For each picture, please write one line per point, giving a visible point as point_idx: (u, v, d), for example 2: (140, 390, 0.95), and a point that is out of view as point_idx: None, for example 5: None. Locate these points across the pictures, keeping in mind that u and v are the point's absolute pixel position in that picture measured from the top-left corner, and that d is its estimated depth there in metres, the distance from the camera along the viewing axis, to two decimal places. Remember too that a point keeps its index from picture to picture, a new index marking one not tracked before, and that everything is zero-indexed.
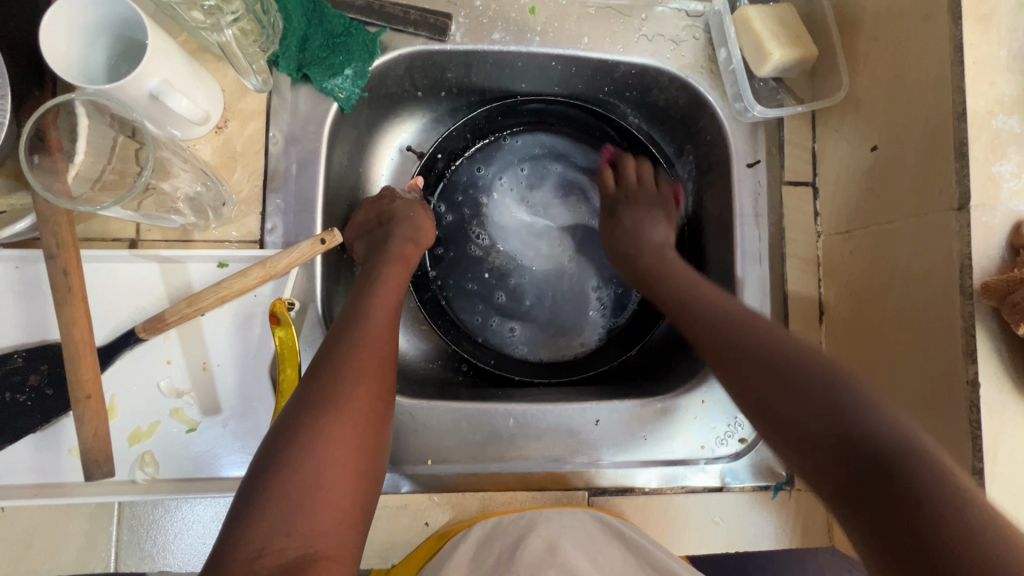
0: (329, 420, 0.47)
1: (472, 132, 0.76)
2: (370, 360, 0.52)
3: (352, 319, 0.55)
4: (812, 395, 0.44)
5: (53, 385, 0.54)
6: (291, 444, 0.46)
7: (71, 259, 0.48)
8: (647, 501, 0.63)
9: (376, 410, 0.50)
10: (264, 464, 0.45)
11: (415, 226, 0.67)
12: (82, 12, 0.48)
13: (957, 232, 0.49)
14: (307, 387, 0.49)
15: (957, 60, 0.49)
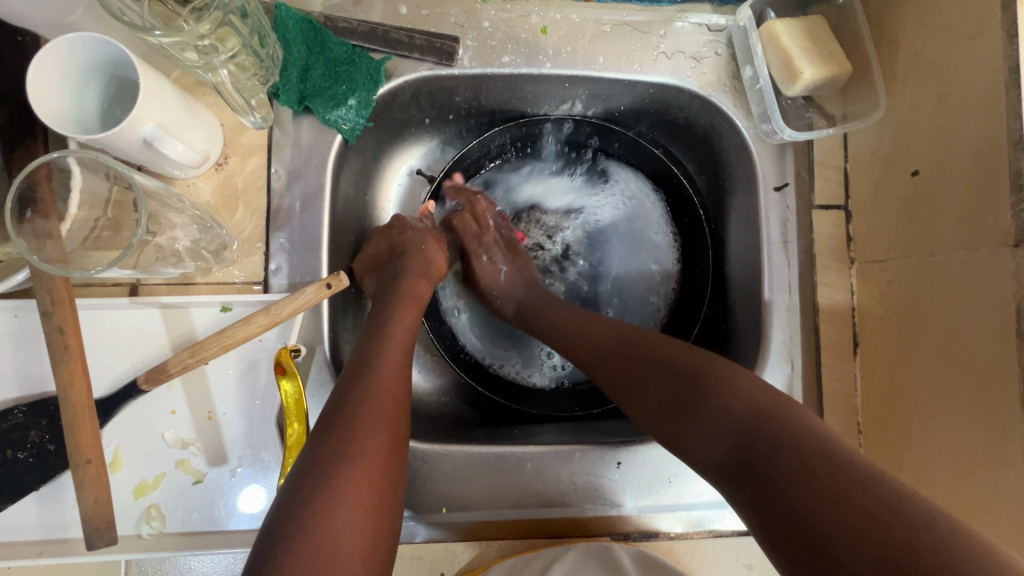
0: (345, 475, 0.44)
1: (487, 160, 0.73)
2: (383, 407, 0.49)
3: (368, 362, 0.52)
4: (741, 437, 0.42)
5: (55, 440, 0.52)
6: (305, 504, 0.43)
7: (67, 316, 0.46)
8: (673, 546, 0.60)
9: (392, 463, 0.48)
10: (277, 524, 0.43)
11: (421, 257, 0.64)
12: (71, 56, 0.45)
13: (1012, 271, 0.46)
14: (319, 438, 0.46)
15: (1013, 83, 0.45)
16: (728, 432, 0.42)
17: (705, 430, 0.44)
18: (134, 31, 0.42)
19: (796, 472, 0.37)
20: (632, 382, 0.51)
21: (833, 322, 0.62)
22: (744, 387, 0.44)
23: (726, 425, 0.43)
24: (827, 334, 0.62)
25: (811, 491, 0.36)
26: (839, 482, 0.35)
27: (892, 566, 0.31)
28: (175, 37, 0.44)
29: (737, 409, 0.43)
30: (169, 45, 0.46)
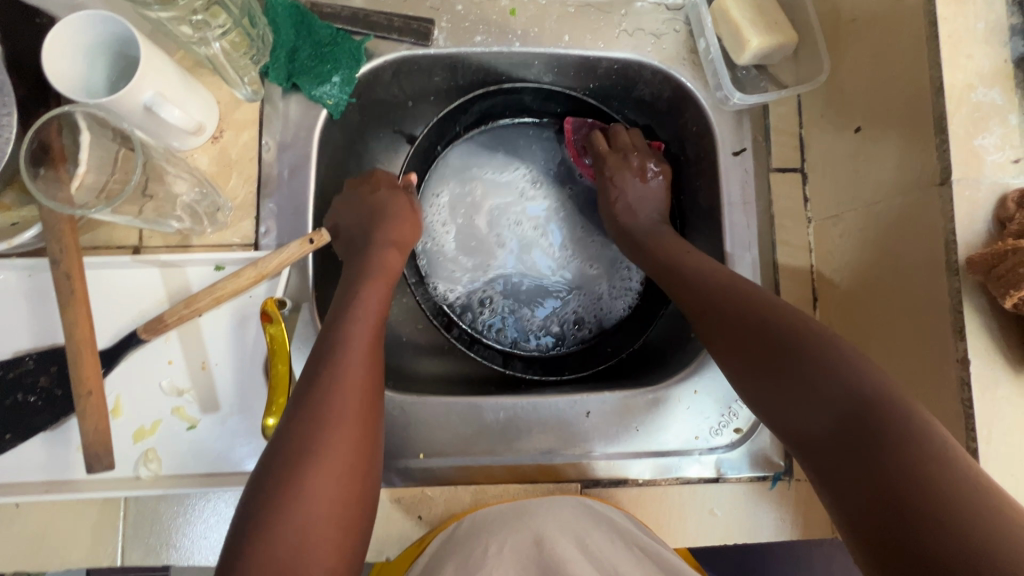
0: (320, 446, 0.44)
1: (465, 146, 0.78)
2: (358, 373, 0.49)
3: (339, 321, 0.52)
4: (847, 418, 0.41)
5: (62, 385, 0.56)
6: (284, 457, 0.44)
7: (73, 264, 0.51)
8: (641, 492, 0.63)
9: (367, 420, 0.48)
10: (258, 484, 0.43)
11: (387, 212, 0.64)
12: (89, 29, 0.51)
13: (941, 208, 0.49)
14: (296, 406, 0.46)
15: (932, 35, 0.49)
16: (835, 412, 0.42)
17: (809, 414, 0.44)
18: (136, 5, 0.49)
19: (882, 468, 0.37)
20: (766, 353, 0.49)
21: (792, 278, 0.66)
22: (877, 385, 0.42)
23: (845, 407, 0.42)
24: (787, 288, 0.65)
25: (898, 488, 0.36)
26: (916, 477, 0.36)
27: (926, 548, 0.33)
28: (172, 11, 0.51)
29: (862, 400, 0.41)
30: (168, 20, 0.52)
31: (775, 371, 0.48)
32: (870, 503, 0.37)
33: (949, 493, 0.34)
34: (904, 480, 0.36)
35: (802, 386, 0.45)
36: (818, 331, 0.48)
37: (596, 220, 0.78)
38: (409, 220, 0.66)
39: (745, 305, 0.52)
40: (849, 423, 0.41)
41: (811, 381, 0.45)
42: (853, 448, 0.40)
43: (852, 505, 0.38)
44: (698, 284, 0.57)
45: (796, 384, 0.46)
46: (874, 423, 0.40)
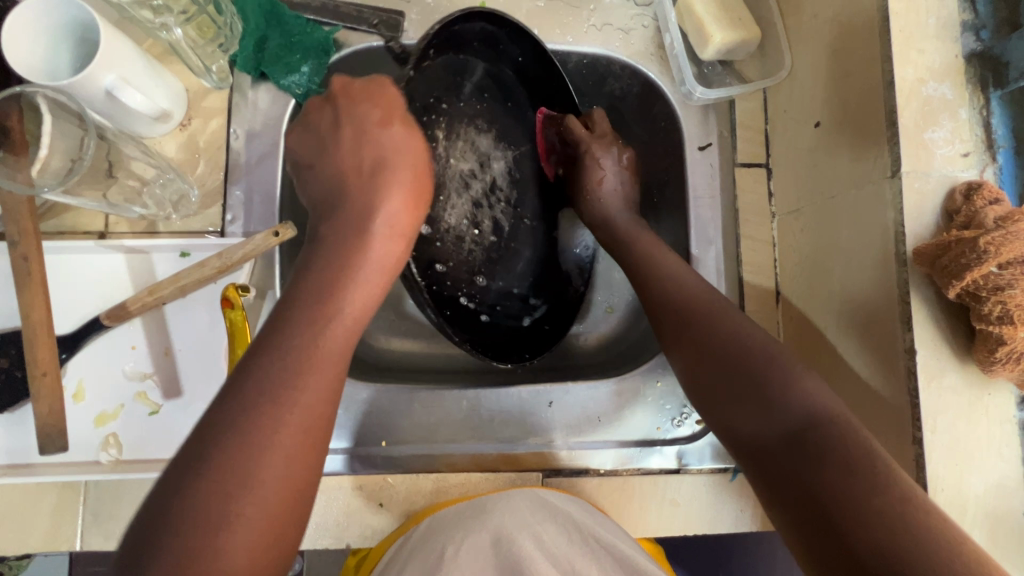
0: (266, 443, 0.38)
1: (439, 85, 0.61)
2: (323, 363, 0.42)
3: (326, 274, 0.47)
4: (797, 435, 0.43)
5: (23, 368, 0.56)
6: (238, 418, 0.39)
7: (31, 246, 0.51)
8: (600, 483, 0.62)
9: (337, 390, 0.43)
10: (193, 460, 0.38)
11: (388, 146, 0.52)
12: (58, 13, 0.52)
13: (891, 200, 0.49)
14: (243, 385, 0.40)
15: (884, 29, 0.50)
16: (791, 428, 0.43)
17: (765, 424, 0.45)
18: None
19: (831, 486, 0.39)
20: (717, 359, 0.50)
21: (756, 272, 0.66)
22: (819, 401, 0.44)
23: (795, 422, 0.43)
24: (750, 283, 0.66)
25: (843, 505, 0.37)
26: (864, 500, 0.37)
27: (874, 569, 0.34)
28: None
29: (809, 417, 0.43)
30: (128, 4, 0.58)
31: (734, 375, 0.48)
32: (822, 522, 0.38)
33: (890, 520, 0.35)
34: (853, 496, 0.37)
35: (756, 403, 0.46)
36: (766, 343, 0.49)
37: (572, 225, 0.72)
38: (412, 161, 0.53)
39: (704, 310, 0.53)
40: (802, 440, 0.42)
41: (765, 396, 0.46)
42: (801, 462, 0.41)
43: (805, 522, 0.39)
44: (665, 278, 0.57)
45: (751, 398, 0.47)
46: (822, 439, 0.41)
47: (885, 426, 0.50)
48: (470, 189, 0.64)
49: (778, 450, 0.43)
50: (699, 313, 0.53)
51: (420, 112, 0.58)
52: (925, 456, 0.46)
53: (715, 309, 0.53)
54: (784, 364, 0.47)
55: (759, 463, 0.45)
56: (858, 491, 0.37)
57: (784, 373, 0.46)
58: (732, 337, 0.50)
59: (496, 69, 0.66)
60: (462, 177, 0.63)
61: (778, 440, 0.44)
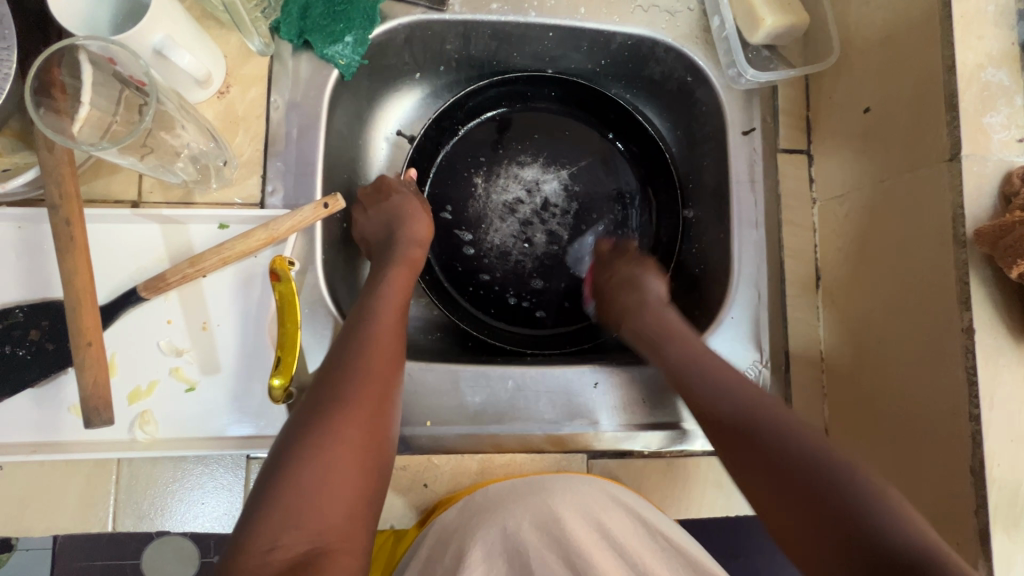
0: (337, 420, 0.47)
1: (482, 137, 0.78)
2: (376, 363, 0.51)
3: (367, 308, 0.56)
4: (843, 527, 0.44)
5: (55, 340, 0.54)
6: (303, 436, 0.46)
7: (73, 211, 0.48)
8: (646, 463, 0.62)
9: (385, 403, 0.50)
10: (279, 448, 0.46)
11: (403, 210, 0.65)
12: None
13: (949, 183, 0.50)
14: (315, 392, 0.49)
15: (946, 15, 0.51)
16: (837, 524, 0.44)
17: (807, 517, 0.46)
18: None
19: None
20: (756, 458, 0.51)
21: (797, 256, 0.67)
22: (865, 485, 0.45)
23: (844, 517, 0.44)
24: (791, 267, 0.67)
25: None
26: None
27: None
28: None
29: (863, 509, 0.44)
30: None
31: (773, 466, 0.49)
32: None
33: None
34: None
35: (801, 489, 0.47)
36: (806, 433, 0.50)
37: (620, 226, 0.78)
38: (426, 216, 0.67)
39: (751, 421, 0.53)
40: (849, 537, 0.43)
41: (809, 487, 0.47)
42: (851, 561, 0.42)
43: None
44: (708, 374, 0.58)
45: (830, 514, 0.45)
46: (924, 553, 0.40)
47: (937, 405, 0.51)
48: (519, 212, 0.76)
49: (828, 551, 0.44)
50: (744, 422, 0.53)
51: (466, 158, 0.77)
52: (983, 432, 0.47)
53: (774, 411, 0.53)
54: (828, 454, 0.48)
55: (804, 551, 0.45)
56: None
57: (829, 468, 0.47)
58: (770, 433, 0.51)
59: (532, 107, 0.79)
60: (507, 204, 0.76)
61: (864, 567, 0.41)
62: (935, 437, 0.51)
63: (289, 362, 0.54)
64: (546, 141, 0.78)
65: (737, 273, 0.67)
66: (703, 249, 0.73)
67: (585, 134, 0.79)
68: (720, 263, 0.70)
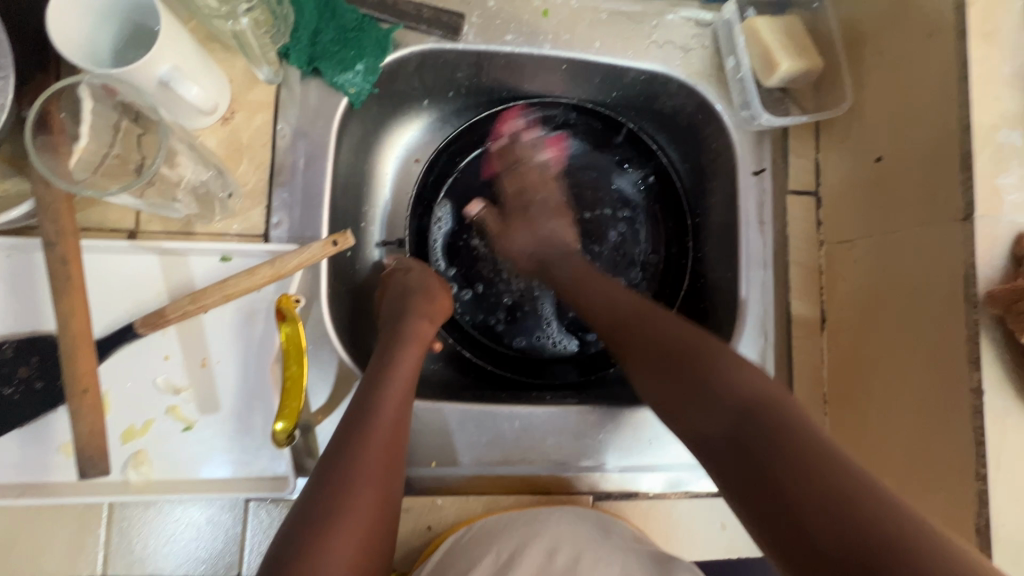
0: (338, 526, 0.43)
1: (465, 180, 0.77)
2: (379, 452, 0.48)
3: (373, 385, 0.53)
4: (741, 421, 0.44)
5: (44, 378, 0.51)
6: (300, 543, 0.42)
7: (70, 247, 0.46)
8: (652, 505, 0.62)
9: (388, 502, 0.47)
10: (278, 555, 0.43)
11: (412, 284, 0.64)
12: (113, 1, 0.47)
13: (962, 242, 0.50)
14: (316, 488, 0.46)
15: (963, 75, 0.51)
16: (737, 416, 0.45)
17: (717, 410, 0.46)
18: None
19: (791, 472, 0.40)
20: (652, 362, 0.53)
21: (803, 298, 0.67)
22: (755, 380, 0.47)
23: (733, 409, 0.46)
24: (797, 309, 0.67)
25: (813, 502, 0.38)
26: (828, 486, 0.38)
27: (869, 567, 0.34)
28: None
29: (745, 401, 0.46)
30: None
31: (672, 361, 0.52)
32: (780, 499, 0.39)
33: (873, 518, 0.36)
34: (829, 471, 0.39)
35: (693, 394, 0.48)
36: (692, 341, 0.52)
37: (632, 241, 0.78)
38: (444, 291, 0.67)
39: (637, 324, 0.57)
40: (748, 428, 0.44)
41: (706, 389, 0.48)
42: (743, 449, 0.43)
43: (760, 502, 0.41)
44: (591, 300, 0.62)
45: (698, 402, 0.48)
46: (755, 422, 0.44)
47: (943, 460, 0.51)
48: None
49: (727, 450, 0.44)
50: (631, 321, 0.57)
51: (458, 199, 0.76)
52: (989, 492, 0.48)
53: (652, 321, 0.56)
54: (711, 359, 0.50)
55: (712, 454, 0.46)
56: (832, 478, 0.38)
57: (716, 359, 0.50)
58: (671, 334, 0.54)
59: (511, 140, 0.77)
60: None
61: (717, 417, 0.46)
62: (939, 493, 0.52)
63: (293, 408, 0.53)
64: (533, 169, 0.78)
65: (744, 314, 0.67)
66: (709, 285, 0.74)
67: (570, 151, 0.78)
68: (726, 301, 0.70)
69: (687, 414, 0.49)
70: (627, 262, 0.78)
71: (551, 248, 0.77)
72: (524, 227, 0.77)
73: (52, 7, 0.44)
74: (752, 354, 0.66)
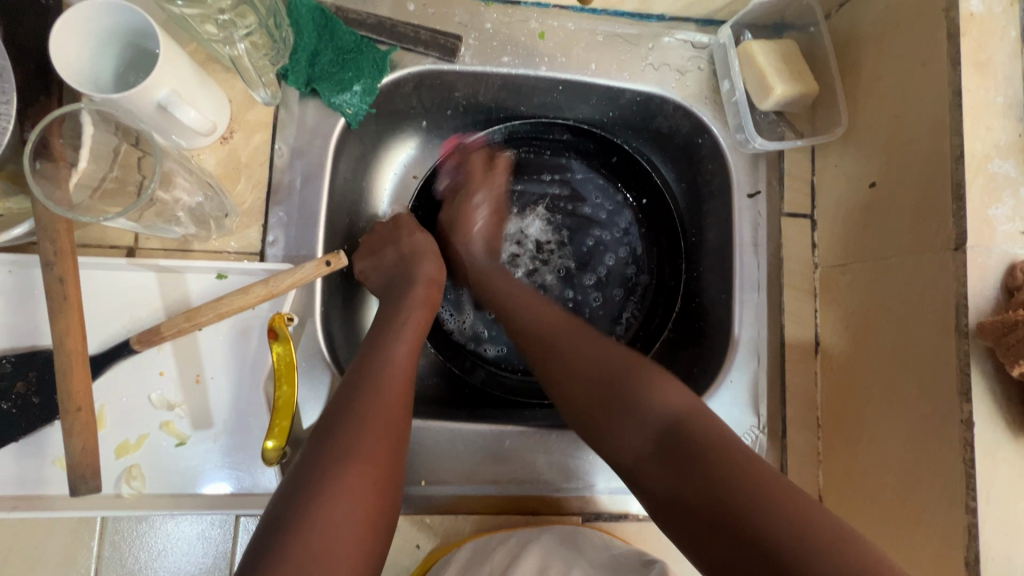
0: (350, 461, 0.45)
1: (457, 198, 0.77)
2: (389, 402, 0.50)
3: (383, 344, 0.55)
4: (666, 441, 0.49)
5: (41, 393, 0.52)
6: (311, 477, 0.44)
7: (68, 267, 0.47)
8: (641, 528, 0.62)
9: (397, 453, 0.49)
10: (291, 487, 0.44)
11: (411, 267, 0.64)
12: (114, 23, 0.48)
13: (953, 272, 0.50)
14: (327, 428, 0.48)
15: (956, 104, 0.51)
16: (665, 432, 0.50)
17: (646, 430, 0.51)
18: None
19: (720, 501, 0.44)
20: (584, 378, 0.56)
21: (798, 322, 0.66)
22: (670, 397, 0.52)
23: (657, 424, 0.50)
24: (792, 333, 0.66)
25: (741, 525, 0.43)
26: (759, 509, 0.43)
27: None
28: (196, 8, 0.49)
29: (671, 415, 0.50)
30: (190, 17, 0.50)
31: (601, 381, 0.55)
32: (694, 519, 0.45)
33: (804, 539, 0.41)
34: (742, 505, 0.43)
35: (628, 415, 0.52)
36: (619, 361, 0.56)
37: (625, 258, 0.79)
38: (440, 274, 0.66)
39: (548, 344, 0.60)
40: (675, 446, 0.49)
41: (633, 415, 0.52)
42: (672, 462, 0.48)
43: (675, 517, 0.47)
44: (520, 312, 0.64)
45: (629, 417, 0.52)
46: (689, 436, 0.49)
47: (933, 491, 0.51)
48: (517, 264, 0.77)
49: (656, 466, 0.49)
50: (547, 336, 0.60)
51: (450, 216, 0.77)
52: (978, 525, 0.47)
53: (574, 342, 0.59)
54: (638, 375, 0.54)
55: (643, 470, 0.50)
56: (750, 502, 0.43)
57: (646, 373, 0.54)
58: (585, 350, 0.58)
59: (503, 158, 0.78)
60: (505, 259, 0.77)
61: (641, 430, 0.51)
62: (929, 524, 0.51)
63: (283, 427, 0.54)
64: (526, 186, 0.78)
65: (738, 336, 0.67)
66: (704, 305, 0.74)
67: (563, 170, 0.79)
68: (721, 321, 0.70)
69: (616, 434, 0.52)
70: (616, 280, 0.78)
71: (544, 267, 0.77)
72: (516, 243, 0.77)
73: (54, 31, 0.45)
74: (745, 375, 0.66)
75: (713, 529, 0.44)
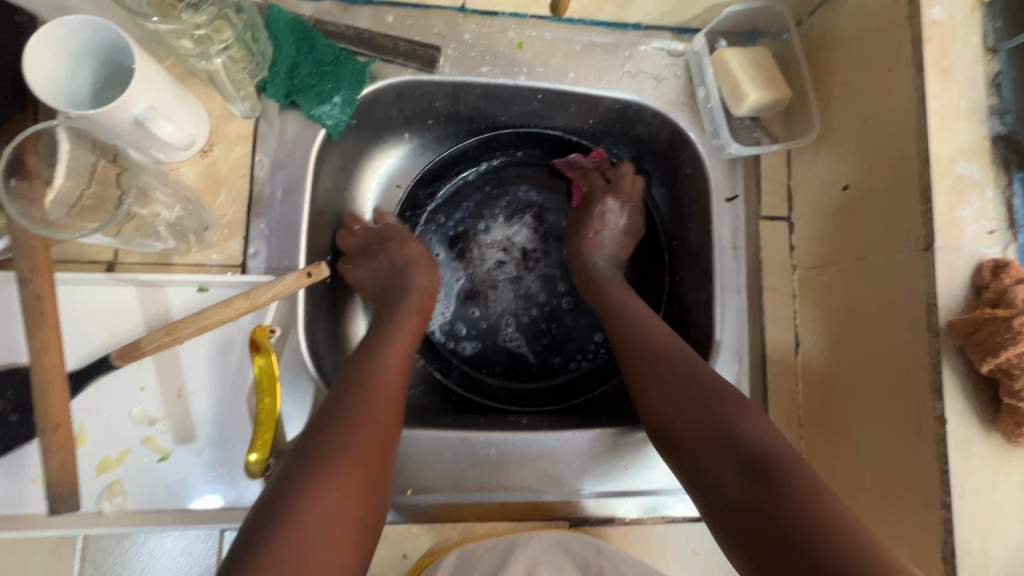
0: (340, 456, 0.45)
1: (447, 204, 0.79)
2: (383, 401, 0.51)
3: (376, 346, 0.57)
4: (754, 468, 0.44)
5: (18, 412, 0.52)
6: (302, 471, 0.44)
7: (45, 284, 0.47)
8: (627, 531, 0.63)
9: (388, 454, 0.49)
10: (282, 482, 0.44)
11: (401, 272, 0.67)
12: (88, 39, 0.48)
13: (924, 272, 0.51)
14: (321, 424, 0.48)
15: (922, 109, 0.52)
16: (750, 462, 0.45)
17: (729, 455, 0.46)
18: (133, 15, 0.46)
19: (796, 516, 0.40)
20: (672, 397, 0.52)
21: (777, 322, 0.68)
22: (760, 424, 0.47)
23: (747, 455, 0.45)
24: (771, 334, 0.67)
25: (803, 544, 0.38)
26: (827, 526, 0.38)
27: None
28: (172, 24, 0.48)
29: (772, 450, 0.45)
30: (166, 32, 0.49)
31: (696, 400, 0.51)
32: (756, 541, 0.41)
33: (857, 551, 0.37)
34: (807, 519, 0.39)
35: (712, 431, 0.48)
36: (721, 383, 0.52)
37: None
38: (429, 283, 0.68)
39: (650, 357, 0.56)
40: (758, 477, 0.43)
41: (720, 429, 0.48)
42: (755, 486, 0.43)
43: (733, 524, 0.43)
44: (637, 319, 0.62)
45: (714, 438, 0.48)
46: (776, 469, 0.43)
47: (909, 487, 0.52)
48: (502, 270, 0.78)
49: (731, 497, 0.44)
50: (649, 352, 0.57)
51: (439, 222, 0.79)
52: (953, 520, 0.48)
53: (672, 367, 0.54)
54: (708, 382, 0.52)
55: (711, 494, 0.46)
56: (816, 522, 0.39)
57: (749, 401, 0.50)
58: (674, 364, 0.54)
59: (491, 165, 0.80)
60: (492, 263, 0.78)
61: (726, 456, 0.46)
62: (906, 519, 0.52)
63: (267, 439, 0.54)
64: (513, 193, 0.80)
65: (719, 338, 0.68)
66: (687, 307, 0.75)
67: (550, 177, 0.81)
68: (703, 323, 0.71)
69: (696, 453, 0.48)
70: None
71: (530, 275, 0.79)
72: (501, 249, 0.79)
73: (29, 52, 0.45)
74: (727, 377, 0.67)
75: (776, 543, 0.39)
